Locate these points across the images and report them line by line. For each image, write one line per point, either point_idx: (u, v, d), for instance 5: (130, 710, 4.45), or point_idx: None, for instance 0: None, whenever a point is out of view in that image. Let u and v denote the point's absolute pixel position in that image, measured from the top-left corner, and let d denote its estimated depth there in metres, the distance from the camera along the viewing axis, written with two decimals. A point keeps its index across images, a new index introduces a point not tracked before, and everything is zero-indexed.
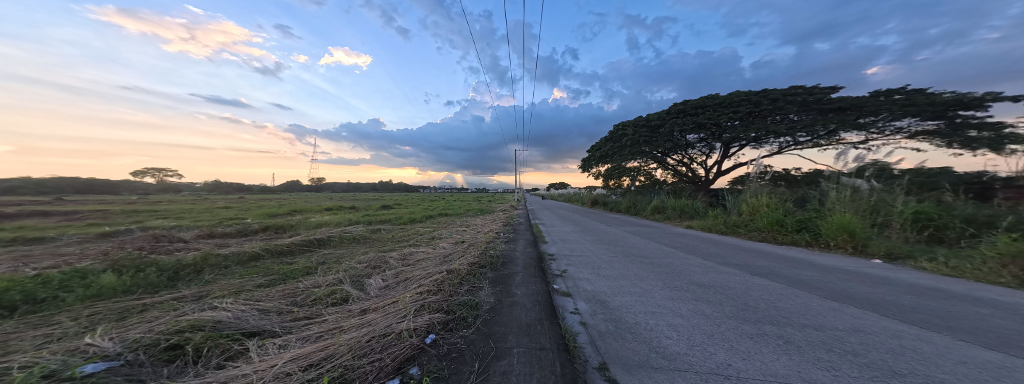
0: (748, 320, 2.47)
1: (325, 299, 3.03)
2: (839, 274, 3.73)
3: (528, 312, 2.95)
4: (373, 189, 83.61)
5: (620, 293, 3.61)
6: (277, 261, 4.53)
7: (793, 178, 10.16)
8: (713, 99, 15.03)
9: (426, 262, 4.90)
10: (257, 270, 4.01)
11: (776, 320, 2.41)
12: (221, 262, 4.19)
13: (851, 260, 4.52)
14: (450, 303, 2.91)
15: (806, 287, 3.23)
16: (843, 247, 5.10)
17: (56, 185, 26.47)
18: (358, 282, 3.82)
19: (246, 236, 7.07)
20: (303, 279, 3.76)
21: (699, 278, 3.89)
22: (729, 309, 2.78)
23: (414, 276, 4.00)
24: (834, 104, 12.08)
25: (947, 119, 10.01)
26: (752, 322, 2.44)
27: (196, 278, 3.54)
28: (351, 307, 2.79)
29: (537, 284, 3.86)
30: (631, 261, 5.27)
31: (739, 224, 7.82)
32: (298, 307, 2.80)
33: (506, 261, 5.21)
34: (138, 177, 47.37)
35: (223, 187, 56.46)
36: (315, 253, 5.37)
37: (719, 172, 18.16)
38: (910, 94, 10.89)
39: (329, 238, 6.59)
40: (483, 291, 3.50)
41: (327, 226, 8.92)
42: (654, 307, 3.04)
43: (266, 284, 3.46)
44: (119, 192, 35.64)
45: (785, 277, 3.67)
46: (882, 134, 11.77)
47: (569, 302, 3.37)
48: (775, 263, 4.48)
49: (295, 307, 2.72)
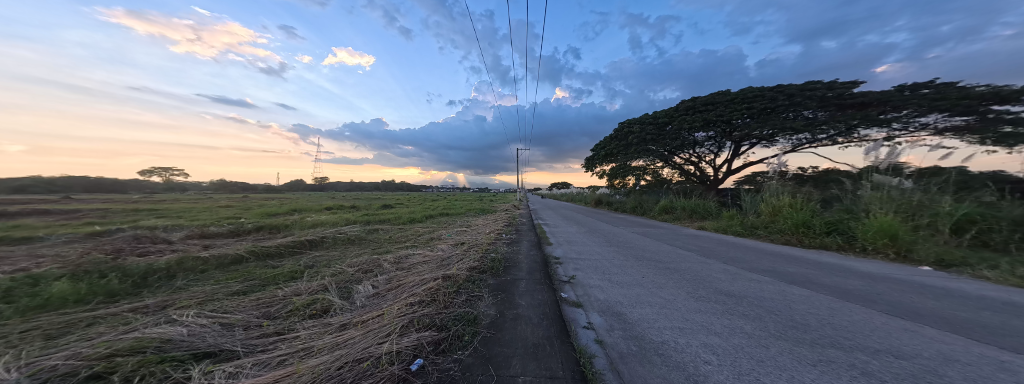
0: (806, 343, 2.05)
1: (303, 310, 2.65)
2: (887, 285, 3.31)
3: (535, 327, 2.58)
4: (376, 188, 83.82)
5: (638, 304, 3.21)
6: (262, 265, 4.17)
7: (813, 177, 9.67)
8: (724, 95, 14.51)
9: (422, 266, 4.51)
10: (236, 275, 3.63)
11: (842, 346, 2.01)
12: (199, 266, 3.83)
13: (894, 267, 4.08)
14: (444, 317, 2.51)
15: (857, 301, 2.80)
16: (884, 252, 4.64)
17: (63, 184, 26.68)
18: (345, 289, 3.46)
19: (237, 237, 6.70)
20: (285, 285, 3.39)
21: (727, 287, 3.47)
22: (773, 326, 2.35)
23: (407, 282, 3.63)
24: (856, 99, 11.48)
25: (979, 115, 9.39)
26: (812, 346, 2.03)
27: (166, 285, 3.17)
28: (330, 321, 2.40)
29: (543, 293, 3.46)
30: (645, 266, 4.83)
31: (759, 225, 7.36)
32: (269, 320, 2.42)
33: (509, 265, 4.83)
34: (144, 177, 47.66)
35: (228, 187, 56.93)
36: (305, 255, 4.99)
37: (729, 171, 17.60)
38: (939, 88, 10.29)
39: (322, 239, 6.21)
40: (482, 301, 3.10)
41: (323, 226, 8.55)
42: (681, 322, 2.63)
43: (242, 292, 3.09)
44: (126, 190, 35.79)
45: (828, 287, 3.25)
46: (906, 130, 11.20)
47: (581, 314, 2.97)
48: (808, 269, 4.05)
49: (265, 321, 2.35)
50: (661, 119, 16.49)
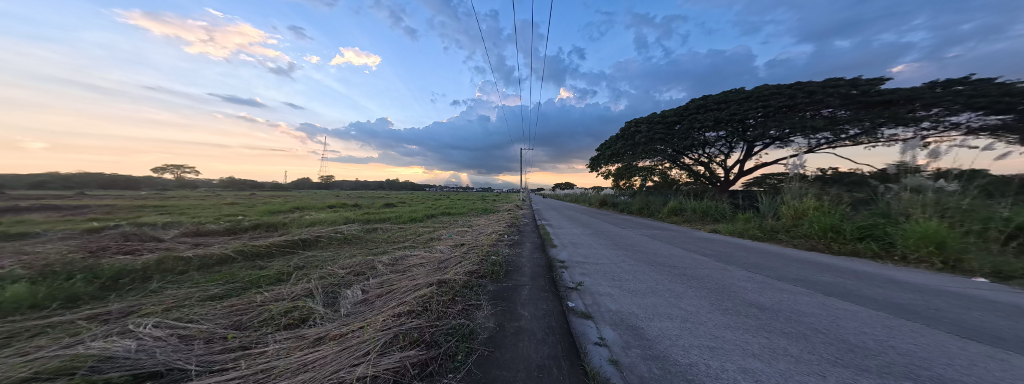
0: (870, 371, 1.68)
1: (279, 319, 2.34)
2: (945, 300, 2.88)
3: (539, 344, 2.25)
4: (381, 187, 84.69)
5: (656, 317, 2.84)
6: (247, 266, 3.91)
7: (834, 179, 9.14)
8: (738, 93, 13.91)
9: (418, 270, 4.19)
10: (217, 277, 3.37)
11: (919, 375, 1.62)
12: (178, 266, 3.59)
13: (941, 278, 3.68)
14: (435, 331, 2.20)
15: (917, 319, 2.40)
16: (928, 261, 4.23)
17: (79, 181, 27.35)
18: (332, 294, 3.17)
19: (233, 235, 6.52)
20: (268, 289, 3.12)
21: (757, 299, 3.09)
22: (823, 349, 1.98)
23: (400, 288, 3.33)
24: (882, 96, 10.81)
25: (1017, 114, 8.76)
26: (876, 373, 1.66)
27: (139, 288, 2.95)
28: (304, 333, 2.11)
29: (548, 302, 3.11)
30: (658, 271, 4.46)
31: (779, 229, 6.93)
32: (236, 332, 2.12)
33: (510, 269, 4.48)
34: (157, 174, 48.87)
35: (238, 185, 57.93)
36: (296, 255, 4.74)
37: (742, 172, 16.97)
38: (975, 84, 9.58)
39: (317, 238, 5.97)
40: (480, 312, 2.77)
41: (322, 225, 8.35)
42: (709, 340, 2.27)
43: (219, 296, 2.83)
44: (140, 186, 36.57)
45: (873, 300, 2.89)
46: (935, 129, 10.56)
47: (592, 328, 2.62)
48: (844, 280, 3.70)
49: (230, 332, 2.06)
50: (670, 118, 15.95)
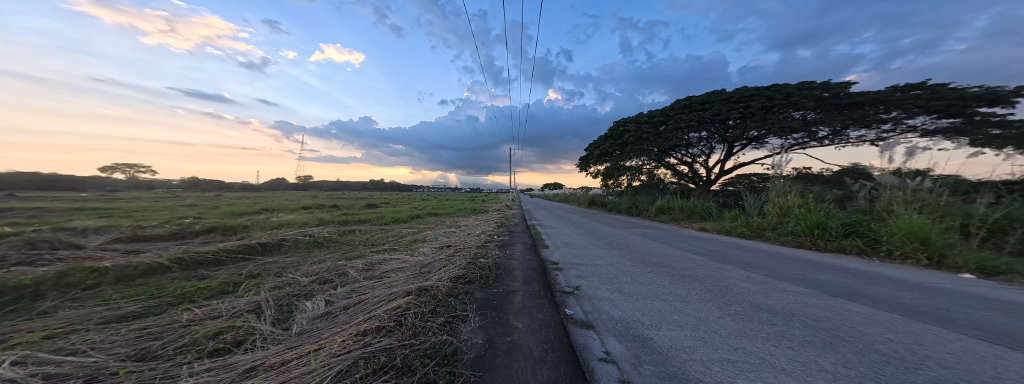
0: (929, 378, 1.56)
1: (203, 344, 1.73)
2: (948, 299, 3.15)
3: (537, 364, 1.87)
4: (364, 187, 81.41)
5: (663, 324, 2.57)
6: (182, 277, 3.24)
7: (813, 177, 9.47)
8: (721, 94, 14.31)
9: (396, 276, 3.72)
10: (139, 291, 2.70)
11: (973, 382, 1.55)
12: (86, 281, 2.89)
13: (930, 274, 3.93)
14: (410, 353, 1.77)
15: (935, 323, 2.51)
16: (914, 257, 4.49)
17: (7, 180, 24.04)
18: (287, 307, 2.60)
19: (179, 240, 5.65)
20: (202, 304, 2.48)
21: (765, 301, 3.07)
22: (858, 362, 1.87)
23: (371, 298, 2.83)
24: (853, 99, 11.40)
25: (966, 117, 9.49)
26: (934, 381, 1.56)
27: (25, 309, 2.27)
28: (234, 360, 1.55)
29: (544, 310, 2.75)
30: (656, 272, 4.25)
31: (766, 226, 7.07)
32: (134, 364, 1.51)
33: (501, 273, 4.10)
34: (106, 173, 44.12)
35: (203, 186, 53.41)
36: (252, 262, 4.09)
37: (722, 172, 17.58)
38: (932, 89, 10.29)
39: (280, 242, 5.27)
40: (466, 325, 2.36)
41: (289, 228, 7.53)
42: (730, 352, 2.06)
43: (133, 315, 2.18)
44: (85, 187, 32.72)
45: (879, 300, 3.10)
46: (894, 132, 11.33)
47: (595, 340, 2.30)
48: (843, 278, 3.86)
49: (125, 365, 1.44)
50: (656, 118, 16.21)
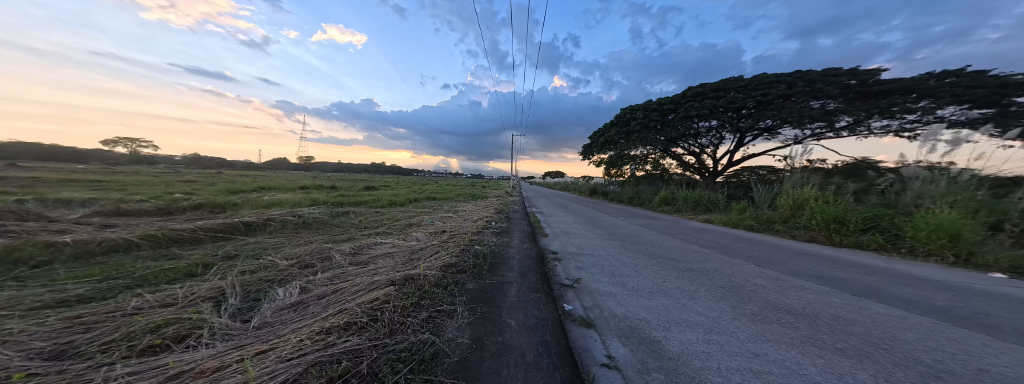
0: None
1: (138, 341, 1.46)
2: (985, 301, 2.87)
3: (530, 371, 1.60)
4: (365, 170, 81.01)
5: (673, 325, 2.30)
6: (149, 256, 3.01)
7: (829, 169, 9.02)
8: (737, 81, 13.62)
9: (384, 261, 3.49)
10: (94, 271, 2.45)
11: None
12: (38, 257, 2.66)
13: (956, 272, 3.64)
14: (381, 356, 1.50)
15: (979, 329, 2.23)
16: (938, 254, 4.19)
17: (9, 149, 23.98)
18: (257, 294, 2.35)
19: (163, 216, 5.43)
20: (161, 288, 2.24)
21: (783, 301, 2.79)
22: (903, 375, 1.59)
23: (351, 287, 2.58)
24: (881, 87, 10.72)
25: (1000, 107, 8.90)
26: None
27: None
28: (165, 361, 1.29)
29: (540, 306, 2.49)
30: (661, 265, 3.99)
31: (776, 220, 6.78)
32: (36, 366, 1.24)
33: (496, 262, 3.85)
34: (106, 147, 43.87)
35: (204, 163, 53.21)
36: (231, 242, 3.86)
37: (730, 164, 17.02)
38: (969, 77, 9.60)
39: (265, 222, 5.02)
40: (452, 321, 2.10)
41: (281, 207, 7.29)
42: (750, 360, 1.79)
43: (75, 300, 1.93)
44: (87, 160, 32.76)
45: (909, 301, 2.82)
46: (920, 123, 10.69)
47: (595, 341, 2.05)
48: (864, 276, 3.58)
49: (21, 369, 1.17)
50: (666, 106, 15.51)
